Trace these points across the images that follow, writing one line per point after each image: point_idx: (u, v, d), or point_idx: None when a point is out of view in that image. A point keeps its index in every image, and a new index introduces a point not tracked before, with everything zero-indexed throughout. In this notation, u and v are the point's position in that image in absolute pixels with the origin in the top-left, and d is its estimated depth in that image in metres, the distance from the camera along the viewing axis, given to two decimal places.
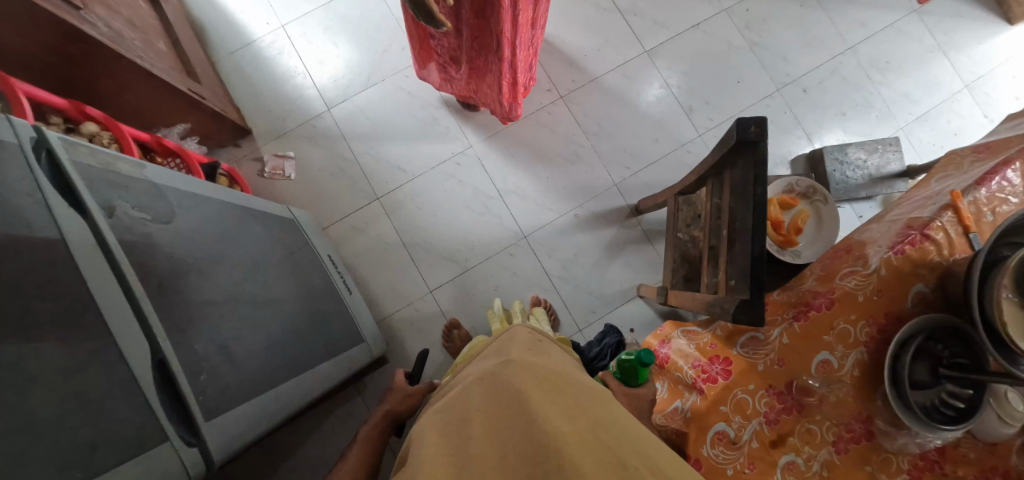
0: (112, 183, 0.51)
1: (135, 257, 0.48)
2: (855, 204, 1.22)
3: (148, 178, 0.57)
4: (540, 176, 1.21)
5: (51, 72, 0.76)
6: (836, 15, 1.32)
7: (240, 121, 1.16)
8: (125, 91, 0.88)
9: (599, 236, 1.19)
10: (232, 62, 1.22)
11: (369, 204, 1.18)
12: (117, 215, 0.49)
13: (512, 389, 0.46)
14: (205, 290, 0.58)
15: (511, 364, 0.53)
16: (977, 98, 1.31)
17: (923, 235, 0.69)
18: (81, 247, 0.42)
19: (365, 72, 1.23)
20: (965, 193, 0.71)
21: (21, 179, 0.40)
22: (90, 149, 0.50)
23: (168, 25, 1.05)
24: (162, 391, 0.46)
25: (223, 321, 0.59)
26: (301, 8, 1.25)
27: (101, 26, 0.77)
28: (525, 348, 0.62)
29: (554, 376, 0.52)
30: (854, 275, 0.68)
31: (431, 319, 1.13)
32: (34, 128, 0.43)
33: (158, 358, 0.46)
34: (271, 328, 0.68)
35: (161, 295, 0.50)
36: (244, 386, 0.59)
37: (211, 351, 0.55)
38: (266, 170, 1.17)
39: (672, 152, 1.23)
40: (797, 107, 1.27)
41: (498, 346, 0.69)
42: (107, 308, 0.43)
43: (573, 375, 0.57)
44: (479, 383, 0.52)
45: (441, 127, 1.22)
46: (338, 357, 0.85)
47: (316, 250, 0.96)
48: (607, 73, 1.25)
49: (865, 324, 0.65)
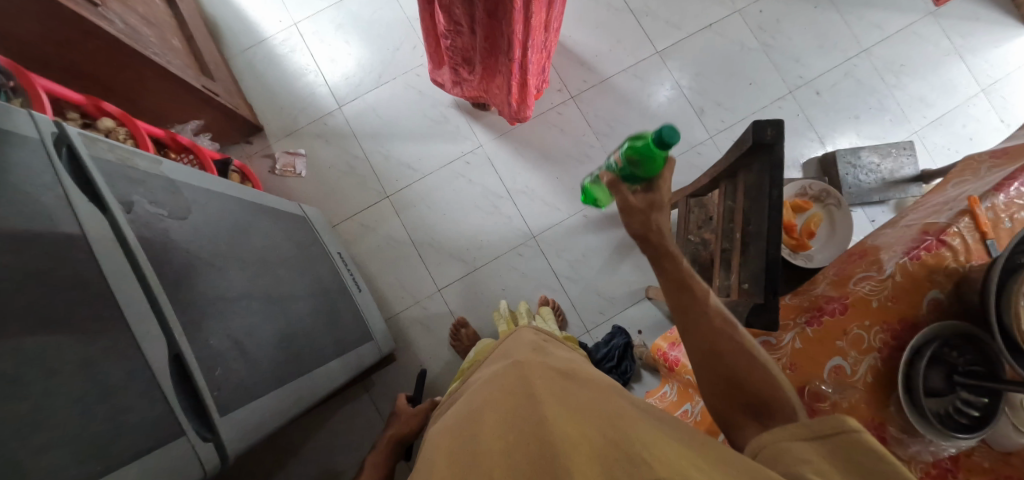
0: (130, 179, 0.52)
1: (153, 253, 0.49)
2: (867, 208, 1.21)
3: (165, 174, 0.58)
4: (549, 176, 1.21)
5: (69, 67, 0.77)
6: (850, 16, 1.30)
7: (252, 118, 1.16)
8: (140, 87, 0.89)
9: (608, 237, 1.19)
10: (245, 59, 1.23)
11: (379, 202, 1.18)
12: (135, 210, 0.49)
13: (525, 392, 0.45)
14: (219, 287, 0.58)
15: (524, 366, 0.53)
16: (994, 102, 1.29)
17: (939, 241, 0.68)
18: (101, 243, 0.43)
19: (377, 71, 1.23)
20: (982, 199, 0.70)
21: (42, 174, 0.40)
22: (108, 145, 0.51)
23: (182, 21, 1.06)
24: (180, 386, 0.46)
25: (237, 318, 0.59)
26: (313, 6, 1.25)
27: (117, 22, 0.78)
28: (537, 352, 0.62)
29: (568, 380, 0.51)
30: (867, 280, 0.68)
31: (440, 318, 1.14)
32: (55, 124, 0.44)
33: (175, 353, 0.47)
34: (284, 325, 0.69)
35: (177, 290, 0.51)
36: (257, 382, 0.59)
37: (226, 347, 0.55)
38: (278, 166, 1.18)
39: (682, 154, 1.23)
40: (810, 109, 1.26)
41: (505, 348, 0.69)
42: (127, 303, 0.43)
43: (591, 379, 0.55)
44: (492, 385, 0.51)
45: (451, 127, 1.22)
46: (349, 356, 0.86)
47: (327, 247, 0.96)
48: (618, 73, 1.25)
49: (880, 330, 0.65)
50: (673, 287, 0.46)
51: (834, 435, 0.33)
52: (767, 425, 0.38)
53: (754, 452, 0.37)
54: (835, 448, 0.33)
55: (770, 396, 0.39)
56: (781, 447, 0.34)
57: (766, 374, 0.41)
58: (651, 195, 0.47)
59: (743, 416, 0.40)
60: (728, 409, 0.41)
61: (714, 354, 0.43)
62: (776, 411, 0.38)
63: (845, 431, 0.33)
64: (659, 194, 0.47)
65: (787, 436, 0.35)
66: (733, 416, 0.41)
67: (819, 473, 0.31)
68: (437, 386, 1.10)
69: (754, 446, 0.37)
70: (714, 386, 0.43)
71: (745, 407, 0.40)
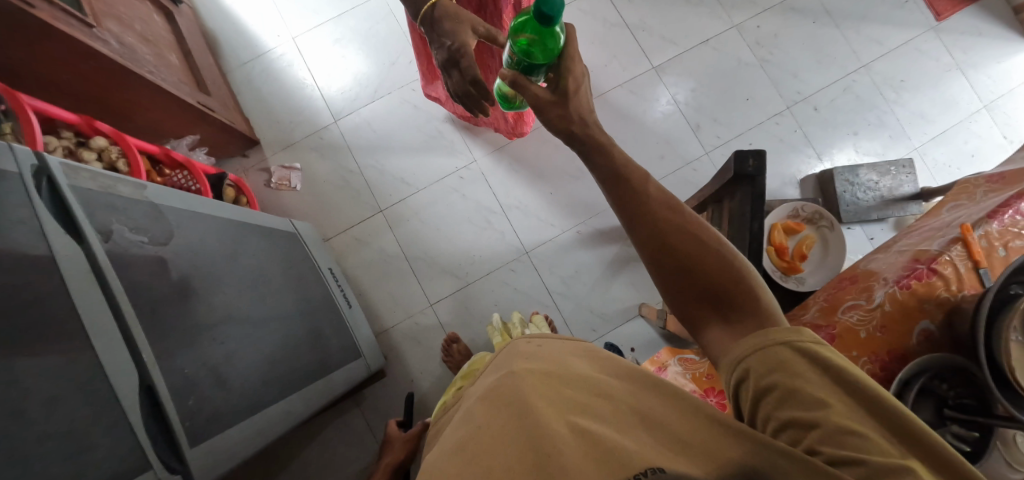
0: (112, 206, 0.53)
1: (131, 282, 0.50)
2: (866, 226, 1.19)
3: (149, 199, 0.59)
4: (542, 191, 1.20)
5: (64, 87, 0.79)
6: (850, 31, 1.29)
7: (249, 132, 1.18)
8: (135, 106, 0.90)
9: (601, 254, 1.18)
10: (243, 73, 1.24)
11: (373, 216, 1.19)
12: (114, 239, 0.50)
13: (525, 426, 0.35)
14: (201, 313, 0.59)
15: (515, 379, 0.42)
16: (997, 118, 1.27)
17: (930, 270, 0.67)
18: (74, 275, 0.43)
19: (373, 85, 1.24)
20: (975, 226, 0.69)
21: (20, 208, 0.41)
22: (91, 174, 0.52)
23: (180, 37, 1.08)
24: (150, 417, 0.47)
25: (216, 344, 0.59)
26: (311, 21, 1.26)
27: (113, 42, 0.81)
28: (523, 354, 0.50)
29: (568, 382, 0.41)
30: (855, 309, 0.69)
31: (431, 334, 1.14)
32: (35, 155, 0.45)
33: (146, 384, 0.47)
34: (265, 347, 0.69)
35: (154, 317, 0.51)
36: (234, 408, 0.60)
37: (203, 374, 0.55)
38: (273, 180, 1.19)
39: (678, 170, 1.22)
40: (808, 126, 1.25)
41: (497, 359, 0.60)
42: (96, 335, 0.43)
43: (580, 362, 0.47)
44: (480, 410, 0.41)
45: (446, 141, 1.22)
46: (333, 377, 0.85)
47: (317, 264, 0.97)
48: (613, 89, 1.24)
49: (868, 360, 0.65)
50: (607, 182, 0.44)
51: (802, 345, 0.34)
52: (730, 320, 0.38)
53: (730, 366, 0.36)
54: (808, 358, 0.33)
55: (732, 285, 0.38)
56: (767, 375, 0.34)
57: (720, 260, 0.39)
58: (558, 84, 0.45)
59: (709, 316, 0.40)
60: (695, 310, 0.41)
61: (666, 249, 0.40)
62: (739, 302, 0.38)
63: (807, 340, 0.34)
64: (567, 79, 0.45)
65: (763, 346, 0.35)
66: (701, 315, 0.40)
67: (808, 405, 0.32)
68: (427, 403, 1.10)
69: (728, 359, 0.37)
70: (673, 285, 0.41)
71: (714, 307, 0.39)
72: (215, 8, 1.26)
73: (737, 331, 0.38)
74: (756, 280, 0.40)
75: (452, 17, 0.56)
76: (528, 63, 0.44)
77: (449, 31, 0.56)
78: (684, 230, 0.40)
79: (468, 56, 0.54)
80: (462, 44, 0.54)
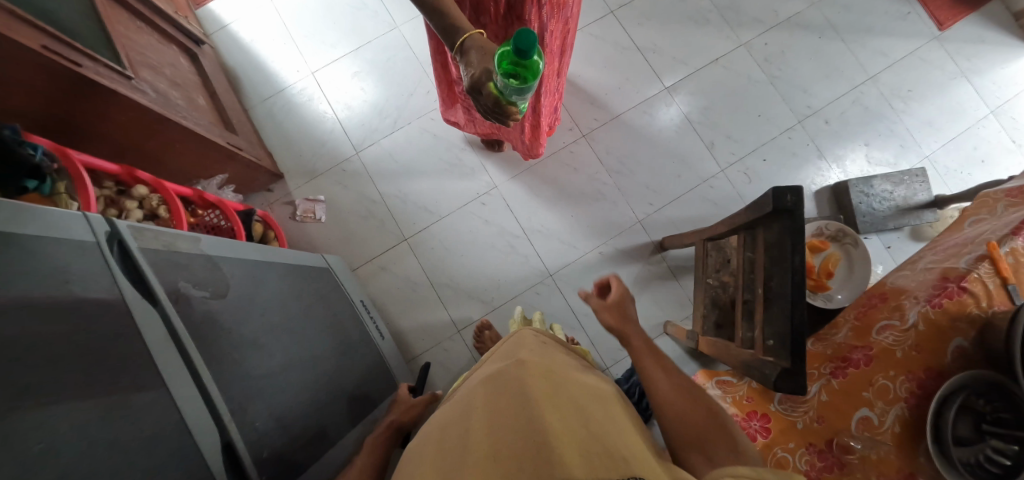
0: (175, 263, 0.55)
1: (200, 339, 0.52)
2: (883, 234, 1.21)
3: (204, 251, 0.61)
4: (564, 214, 1.22)
5: (104, 138, 0.80)
6: (855, 44, 1.32)
7: (273, 167, 1.20)
8: (169, 150, 0.92)
9: (626, 272, 1.20)
10: (265, 109, 1.26)
11: (397, 244, 1.20)
12: (181, 297, 0.52)
13: (514, 403, 0.42)
14: (259, 364, 0.60)
15: (514, 369, 0.50)
16: (1004, 123, 1.30)
17: (960, 288, 0.68)
18: (155, 340, 0.45)
19: (392, 116, 1.26)
20: (1000, 243, 0.71)
21: (101, 279, 0.43)
22: (155, 233, 0.54)
23: (206, 78, 1.11)
24: (231, 474, 0.48)
25: (274, 393, 0.61)
26: (329, 55, 1.29)
27: (149, 92, 0.83)
28: (534, 352, 0.57)
29: (560, 388, 0.46)
30: (889, 329, 0.70)
31: (460, 358, 1.14)
32: (107, 221, 0.47)
33: (227, 442, 0.49)
34: (315, 391, 0.71)
35: (224, 373, 0.53)
36: (291, 453, 0.62)
37: (268, 425, 0.58)
38: (298, 213, 1.21)
39: (695, 189, 1.24)
40: (819, 138, 1.27)
41: (503, 349, 0.64)
42: (182, 399, 0.45)
43: (584, 382, 0.51)
44: (481, 394, 0.48)
45: (465, 167, 1.24)
46: (371, 411, 0.87)
47: (349, 296, 0.99)
48: (628, 110, 1.27)
49: (905, 379, 0.65)
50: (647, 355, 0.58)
51: None
52: (712, 457, 0.40)
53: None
54: None
55: (715, 432, 0.43)
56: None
57: (712, 412, 0.46)
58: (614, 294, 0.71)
59: (693, 452, 0.42)
60: (683, 448, 0.43)
61: (671, 390, 0.50)
62: (718, 441, 0.42)
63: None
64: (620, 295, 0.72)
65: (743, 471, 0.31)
66: (687, 452, 0.43)
67: None
68: None
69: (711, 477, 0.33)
70: (669, 420, 0.47)
71: (698, 445, 0.42)
72: (235, 48, 1.28)
73: (714, 463, 0.40)
74: (741, 438, 0.44)
75: (482, 49, 0.52)
76: (517, 85, 0.49)
77: (475, 62, 0.53)
78: (692, 393, 0.49)
79: (486, 90, 0.53)
80: (478, 75, 0.52)
